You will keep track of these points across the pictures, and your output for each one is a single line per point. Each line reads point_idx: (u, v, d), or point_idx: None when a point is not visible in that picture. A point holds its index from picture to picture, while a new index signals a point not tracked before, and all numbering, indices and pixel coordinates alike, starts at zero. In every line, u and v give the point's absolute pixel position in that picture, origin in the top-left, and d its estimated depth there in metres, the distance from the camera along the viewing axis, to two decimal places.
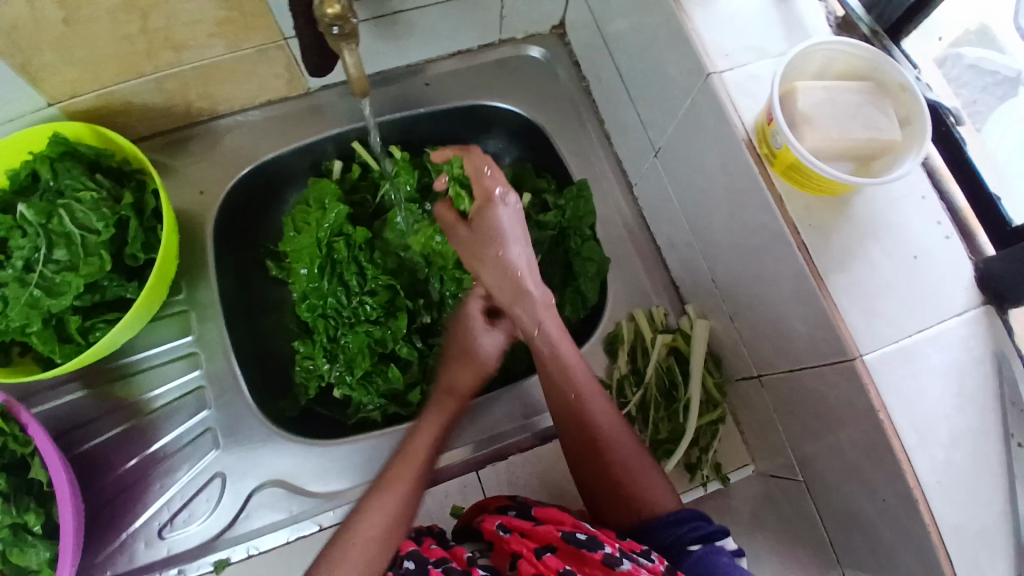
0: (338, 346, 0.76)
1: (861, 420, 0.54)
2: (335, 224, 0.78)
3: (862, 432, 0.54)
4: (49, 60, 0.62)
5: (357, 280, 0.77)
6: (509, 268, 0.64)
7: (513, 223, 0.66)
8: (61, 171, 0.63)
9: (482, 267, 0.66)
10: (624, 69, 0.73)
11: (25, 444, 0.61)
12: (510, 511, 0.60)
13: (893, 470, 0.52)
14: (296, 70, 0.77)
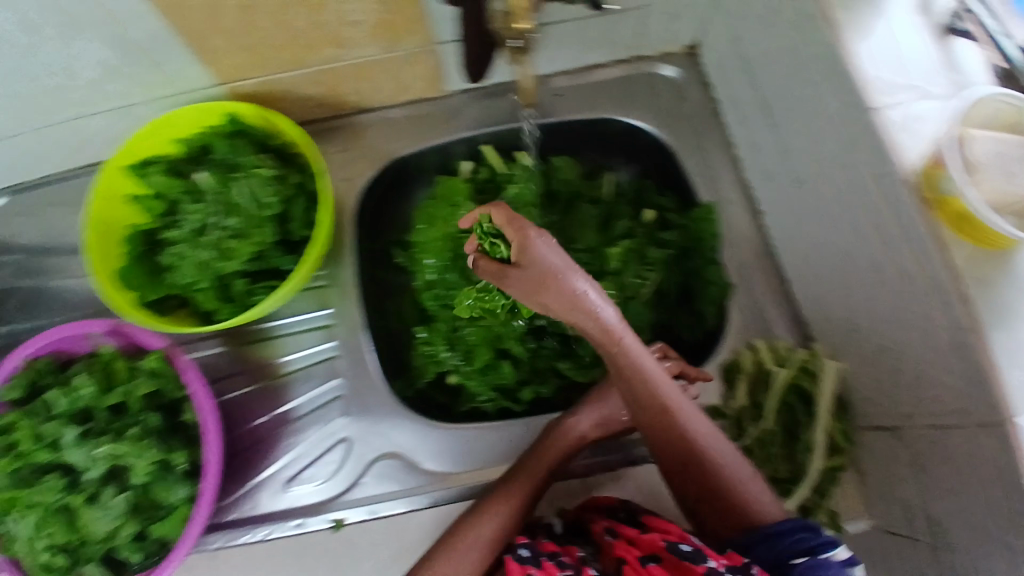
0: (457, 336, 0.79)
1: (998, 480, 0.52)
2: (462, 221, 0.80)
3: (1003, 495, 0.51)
4: (218, 43, 0.65)
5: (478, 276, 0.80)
6: (582, 308, 0.55)
7: (552, 247, 0.56)
8: (237, 148, 0.70)
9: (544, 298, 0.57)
10: (766, 95, 0.71)
11: (183, 388, 0.68)
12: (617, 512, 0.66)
13: None
14: (440, 72, 0.78)
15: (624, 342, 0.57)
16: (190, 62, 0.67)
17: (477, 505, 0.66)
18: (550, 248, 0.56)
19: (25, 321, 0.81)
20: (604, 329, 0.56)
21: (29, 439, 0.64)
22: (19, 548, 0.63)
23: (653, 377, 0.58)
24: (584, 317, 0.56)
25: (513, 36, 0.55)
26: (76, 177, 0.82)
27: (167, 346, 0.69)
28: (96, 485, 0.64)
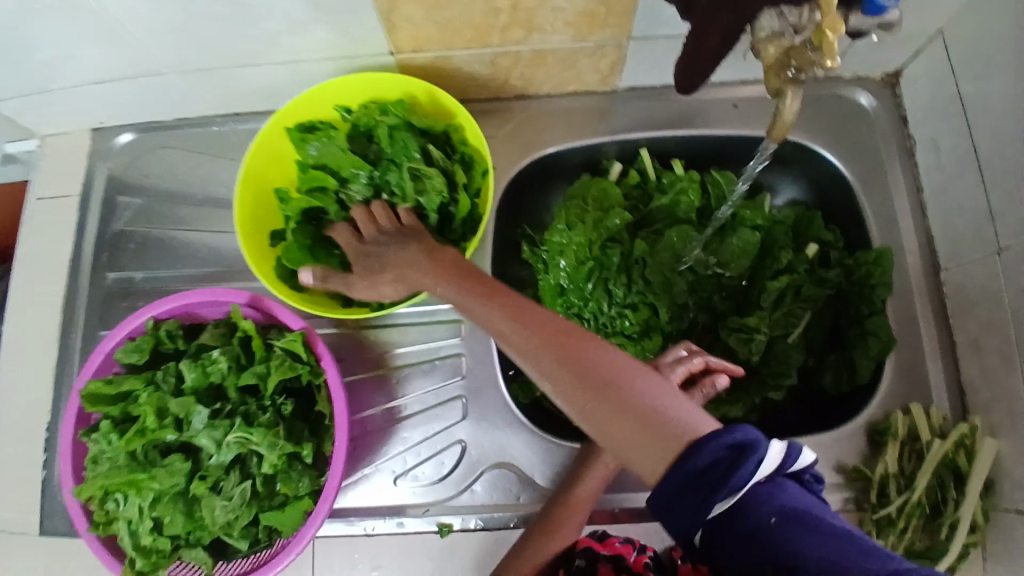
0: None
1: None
2: (611, 228, 0.76)
3: None
4: (413, 13, 0.62)
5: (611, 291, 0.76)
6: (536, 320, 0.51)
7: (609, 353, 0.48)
8: (408, 134, 0.67)
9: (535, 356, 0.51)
10: (983, 148, 0.66)
11: (317, 375, 0.64)
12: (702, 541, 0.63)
13: None
14: (618, 68, 0.75)
15: (587, 344, 0.49)
16: (376, 29, 0.64)
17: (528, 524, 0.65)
18: (590, 349, 0.48)
19: (137, 270, 0.76)
20: (563, 336, 0.49)
21: (154, 415, 0.61)
22: (121, 530, 0.60)
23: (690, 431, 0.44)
24: (568, 335, 0.49)
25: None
26: (213, 126, 0.78)
27: (306, 329, 0.65)
28: (220, 471, 0.61)
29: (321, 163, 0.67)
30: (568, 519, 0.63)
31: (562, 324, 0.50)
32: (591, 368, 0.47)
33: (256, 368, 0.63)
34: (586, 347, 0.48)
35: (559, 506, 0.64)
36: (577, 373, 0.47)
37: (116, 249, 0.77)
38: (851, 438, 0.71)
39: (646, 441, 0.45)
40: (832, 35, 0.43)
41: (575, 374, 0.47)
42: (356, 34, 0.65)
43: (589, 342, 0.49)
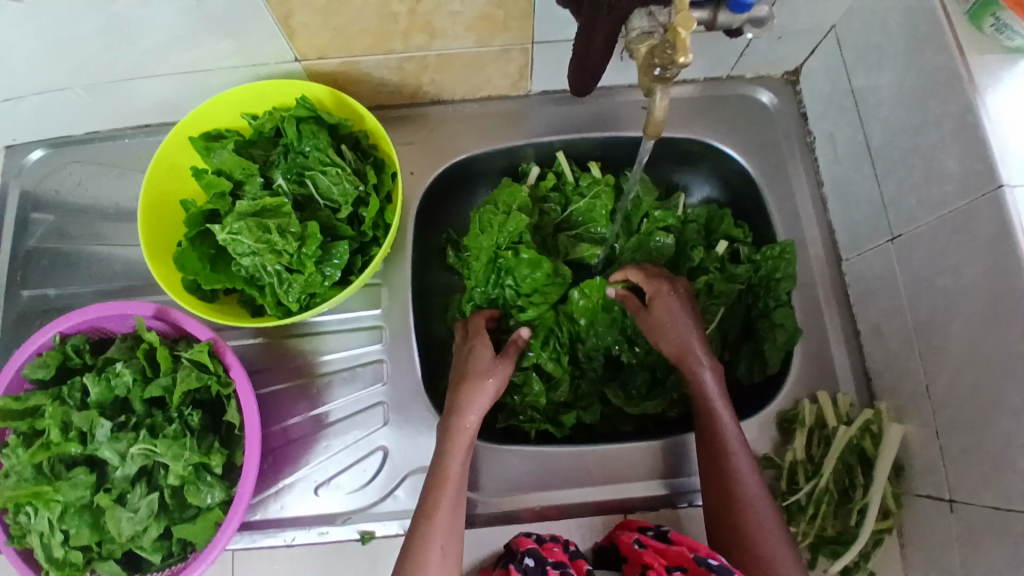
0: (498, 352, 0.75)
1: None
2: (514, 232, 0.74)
3: None
4: (309, 19, 0.63)
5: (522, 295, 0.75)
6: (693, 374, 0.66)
7: (672, 321, 0.67)
8: (307, 135, 0.65)
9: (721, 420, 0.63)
10: (875, 139, 0.69)
11: (226, 385, 0.63)
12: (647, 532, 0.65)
13: None
14: (527, 72, 0.77)
15: (722, 429, 0.63)
16: (274, 36, 0.65)
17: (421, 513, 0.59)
18: (679, 323, 0.67)
19: (48, 287, 0.75)
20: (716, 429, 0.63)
21: (59, 428, 0.59)
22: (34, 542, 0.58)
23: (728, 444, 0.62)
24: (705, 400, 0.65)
25: (662, 65, 0.48)
26: (122, 139, 0.78)
27: (213, 338, 0.64)
28: (126, 483, 0.60)
29: (221, 169, 0.66)
30: (444, 499, 0.59)
31: (716, 395, 0.64)
32: (713, 445, 0.63)
33: (162, 379, 0.62)
34: (721, 435, 0.63)
35: (433, 486, 0.61)
36: (705, 444, 0.64)
37: (27, 269, 0.76)
38: (764, 426, 0.73)
39: (736, 512, 0.60)
40: (686, 32, 0.44)
41: (703, 433, 0.64)
42: (257, 42, 0.66)
43: (730, 433, 0.63)
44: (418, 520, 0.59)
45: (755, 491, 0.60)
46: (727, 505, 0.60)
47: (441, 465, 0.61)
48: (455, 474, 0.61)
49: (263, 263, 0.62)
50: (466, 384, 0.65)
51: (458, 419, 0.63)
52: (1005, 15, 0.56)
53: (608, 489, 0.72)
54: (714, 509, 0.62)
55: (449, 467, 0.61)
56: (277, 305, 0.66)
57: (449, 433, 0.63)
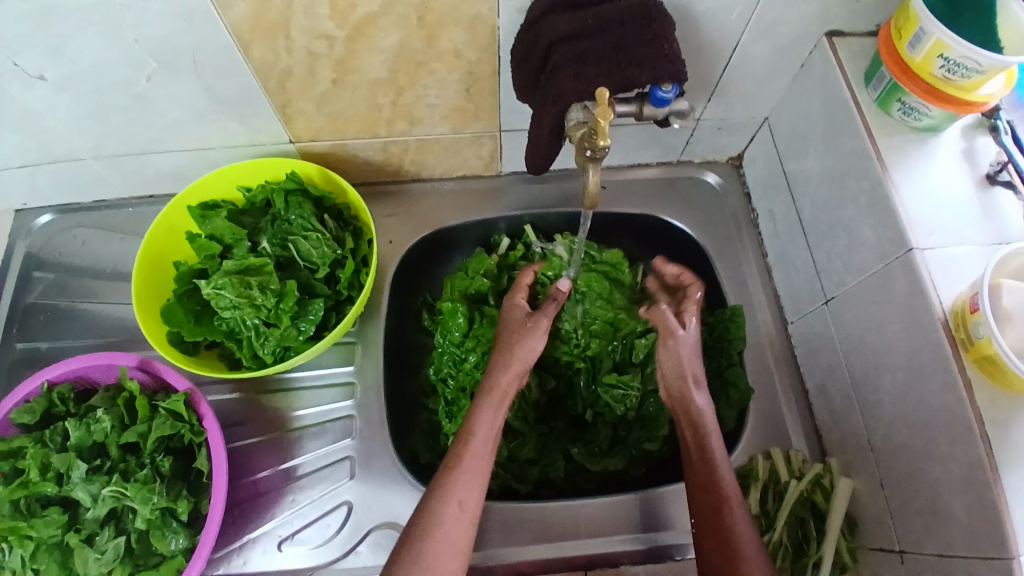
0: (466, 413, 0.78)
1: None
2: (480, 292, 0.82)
3: None
4: (305, 107, 0.72)
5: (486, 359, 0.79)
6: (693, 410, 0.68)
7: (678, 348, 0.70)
8: (293, 205, 0.72)
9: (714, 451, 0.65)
10: (806, 214, 0.77)
11: (198, 434, 0.66)
12: None
13: None
14: (498, 155, 0.85)
15: (718, 469, 0.64)
16: (273, 120, 0.74)
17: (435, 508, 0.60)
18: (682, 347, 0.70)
19: (42, 341, 0.82)
20: (710, 467, 0.65)
21: (38, 468, 0.62)
22: None
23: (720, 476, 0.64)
24: (701, 439, 0.66)
25: (591, 148, 0.57)
26: (130, 208, 0.88)
27: (191, 389, 0.68)
28: (95, 525, 0.62)
29: (213, 234, 0.72)
30: (441, 527, 0.59)
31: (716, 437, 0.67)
32: (708, 483, 0.64)
33: (139, 426, 0.65)
34: (717, 473, 0.64)
35: (427, 517, 0.60)
36: (697, 482, 0.65)
37: (25, 323, 0.83)
38: None
39: (729, 545, 0.59)
40: (604, 122, 0.54)
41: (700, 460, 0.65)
42: (256, 125, 0.75)
43: (725, 474, 0.64)
44: (404, 547, 0.58)
45: (748, 531, 0.60)
46: (718, 541, 0.60)
47: (441, 497, 0.61)
48: (456, 504, 0.60)
49: (242, 316, 0.67)
50: (486, 398, 0.67)
51: (467, 448, 0.63)
52: (910, 100, 0.63)
53: (567, 546, 0.73)
54: (705, 545, 0.61)
55: (451, 493, 0.61)
56: (253, 357, 0.70)
57: (454, 465, 0.63)
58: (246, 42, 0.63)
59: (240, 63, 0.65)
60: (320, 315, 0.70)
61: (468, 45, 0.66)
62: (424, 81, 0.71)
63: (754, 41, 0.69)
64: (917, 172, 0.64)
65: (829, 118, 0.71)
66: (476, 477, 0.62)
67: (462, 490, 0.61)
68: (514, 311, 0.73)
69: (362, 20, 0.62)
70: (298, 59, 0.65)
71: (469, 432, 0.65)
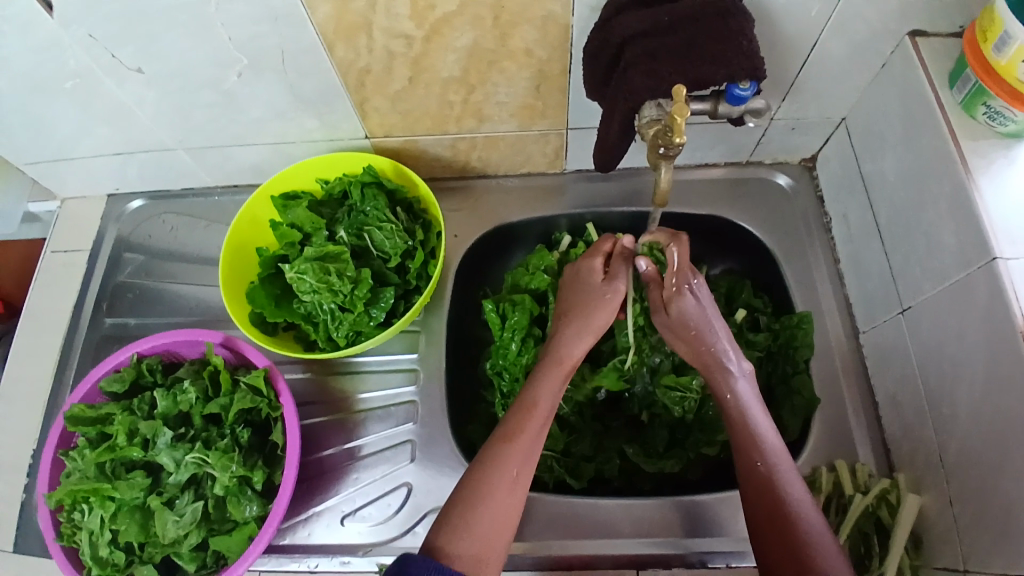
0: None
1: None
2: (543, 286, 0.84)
3: None
4: (381, 104, 0.76)
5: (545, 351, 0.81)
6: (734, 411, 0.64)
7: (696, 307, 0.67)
8: (369, 197, 0.75)
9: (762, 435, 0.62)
10: (883, 219, 0.74)
11: (275, 409, 0.70)
12: None
13: None
14: (563, 153, 0.87)
15: (780, 474, 0.60)
16: (350, 115, 0.78)
17: (481, 483, 0.60)
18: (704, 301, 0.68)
19: (129, 317, 0.89)
20: (770, 474, 0.60)
21: (125, 434, 0.69)
22: (83, 537, 0.67)
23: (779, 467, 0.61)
24: (752, 438, 0.62)
25: (665, 145, 0.58)
26: (213, 196, 0.94)
27: (269, 367, 0.72)
28: (176, 488, 0.68)
29: (293, 222, 0.76)
30: (491, 499, 0.59)
31: (772, 439, 0.62)
32: (769, 490, 0.60)
33: (221, 399, 0.70)
34: (782, 482, 0.60)
35: (474, 486, 0.60)
36: (757, 490, 0.60)
37: (113, 301, 0.90)
38: None
39: (808, 559, 0.56)
40: (681, 119, 0.54)
41: (741, 442, 0.63)
42: (335, 120, 0.79)
43: (790, 481, 0.60)
44: (452, 516, 0.59)
45: (829, 543, 0.57)
46: (792, 555, 0.56)
47: (491, 468, 0.61)
48: (509, 479, 0.61)
49: (321, 300, 0.70)
50: (552, 369, 0.67)
51: (528, 420, 0.64)
52: (996, 104, 0.61)
53: (618, 543, 0.74)
54: (770, 555, 0.58)
55: (502, 466, 0.61)
56: (327, 339, 0.74)
57: (509, 440, 0.63)
58: (329, 42, 0.66)
59: (323, 60, 0.69)
60: (390, 303, 0.72)
61: (539, 45, 0.68)
62: (495, 79, 0.73)
63: (831, 41, 0.68)
64: (1001, 177, 0.62)
65: (909, 121, 0.69)
66: (531, 452, 0.63)
67: (515, 463, 0.61)
68: (595, 282, 0.72)
69: (438, 21, 0.64)
70: (377, 58, 0.69)
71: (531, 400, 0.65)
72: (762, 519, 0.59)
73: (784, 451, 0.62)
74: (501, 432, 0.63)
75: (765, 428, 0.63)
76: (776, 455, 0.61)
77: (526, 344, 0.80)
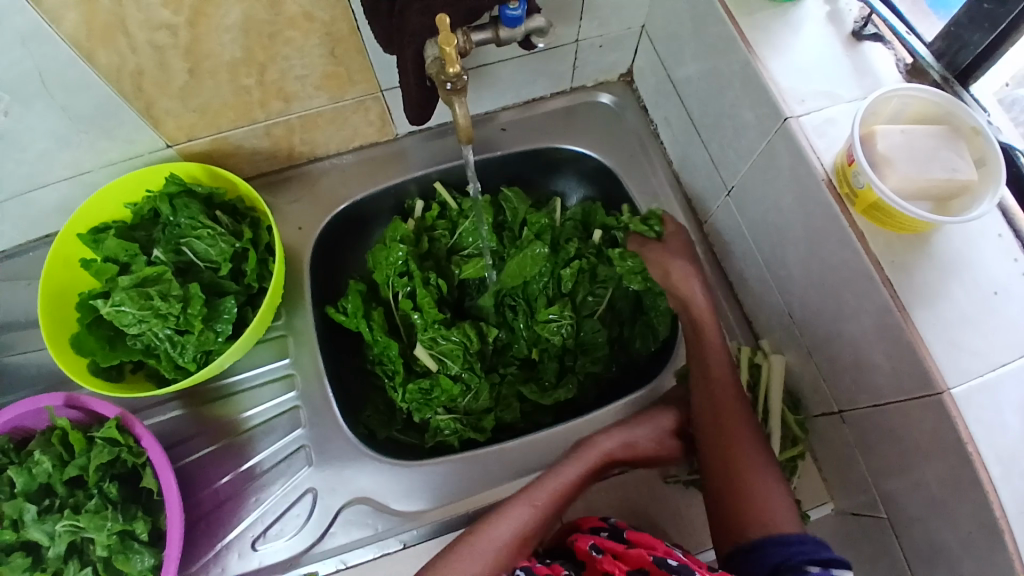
0: (404, 375, 0.81)
1: (943, 450, 0.54)
2: (400, 262, 0.82)
3: (949, 464, 0.54)
4: (171, 105, 0.70)
5: (429, 322, 0.80)
6: (706, 318, 0.74)
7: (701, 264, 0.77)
8: (179, 207, 0.69)
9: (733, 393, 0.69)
10: (695, 111, 0.77)
11: (139, 455, 0.66)
12: (603, 532, 0.65)
13: (978, 501, 0.52)
14: (388, 118, 0.84)
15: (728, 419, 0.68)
16: (142, 126, 0.72)
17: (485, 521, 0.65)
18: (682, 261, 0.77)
19: None
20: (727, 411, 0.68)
21: None
22: None
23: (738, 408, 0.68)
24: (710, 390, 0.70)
25: (448, 79, 0.57)
26: (30, 253, 0.85)
27: (121, 413, 0.67)
28: (59, 561, 0.63)
29: (107, 255, 0.69)
30: (487, 534, 0.63)
31: (726, 380, 0.70)
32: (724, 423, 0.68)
33: (78, 460, 0.65)
34: (737, 420, 0.68)
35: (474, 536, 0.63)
36: (713, 423, 0.68)
37: None
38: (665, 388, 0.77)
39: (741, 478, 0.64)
40: (450, 48, 0.53)
41: (707, 379, 0.70)
42: (128, 137, 0.72)
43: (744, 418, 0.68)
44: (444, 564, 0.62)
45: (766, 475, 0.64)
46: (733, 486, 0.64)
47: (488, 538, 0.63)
48: (505, 548, 0.63)
49: (151, 329, 0.64)
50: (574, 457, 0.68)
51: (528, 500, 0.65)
52: None
53: (529, 482, 0.74)
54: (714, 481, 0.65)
55: (507, 509, 0.65)
56: (176, 368, 0.69)
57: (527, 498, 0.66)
58: (88, 51, 0.60)
59: (88, 74, 0.63)
60: (234, 313, 0.68)
61: (315, 6, 0.64)
62: (284, 52, 0.69)
63: None
64: (782, 42, 0.64)
65: (693, 6, 0.70)
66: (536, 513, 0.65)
67: (518, 531, 0.64)
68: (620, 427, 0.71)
69: (196, 2, 0.59)
70: (144, 56, 0.63)
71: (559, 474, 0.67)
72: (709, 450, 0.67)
73: (734, 385, 0.69)
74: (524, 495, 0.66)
75: (720, 369, 0.70)
76: (738, 400, 0.69)
77: (373, 321, 0.81)
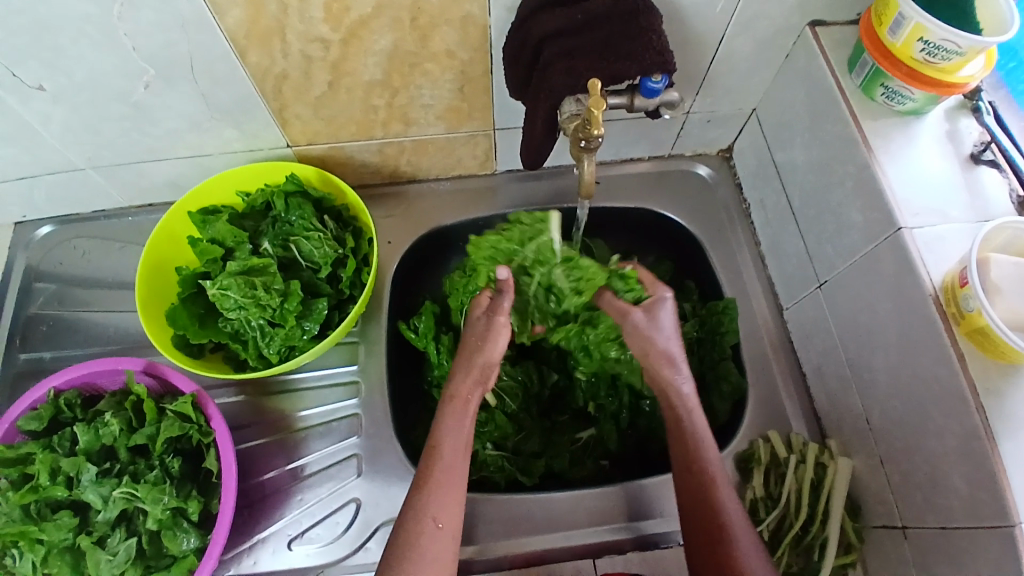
0: None
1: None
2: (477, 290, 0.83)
3: None
4: (301, 111, 0.74)
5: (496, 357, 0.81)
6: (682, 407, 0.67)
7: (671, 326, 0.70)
8: (294, 206, 0.73)
9: (721, 490, 0.63)
10: (796, 201, 0.78)
11: (206, 435, 0.67)
12: None
13: None
14: (493, 154, 0.87)
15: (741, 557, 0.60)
16: (270, 125, 0.75)
17: (410, 500, 0.62)
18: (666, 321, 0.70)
19: (44, 350, 0.83)
20: (713, 509, 0.62)
21: (47, 473, 0.63)
22: None
23: (727, 509, 0.62)
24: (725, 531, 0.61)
25: (585, 138, 0.60)
26: (128, 217, 0.88)
27: (197, 391, 0.69)
28: (107, 527, 0.63)
29: (215, 238, 0.72)
30: (440, 470, 0.62)
31: (738, 522, 0.62)
32: (712, 515, 0.62)
33: (147, 429, 0.66)
34: (722, 514, 0.62)
35: (410, 521, 0.60)
36: (701, 517, 0.63)
37: (27, 333, 0.83)
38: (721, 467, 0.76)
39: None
40: (598, 111, 0.57)
41: (687, 467, 0.65)
42: (254, 131, 0.76)
43: (733, 514, 0.62)
44: (396, 548, 0.59)
45: None
46: None
47: (416, 516, 0.60)
48: (433, 525, 0.60)
49: (248, 316, 0.68)
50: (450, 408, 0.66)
51: (436, 461, 0.63)
52: (893, 84, 0.65)
53: (568, 536, 0.74)
54: None
55: (440, 437, 0.64)
56: (259, 357, 0.71)
57: (425, 483, 0.62)
58: (242, 48, 0.64)
59: (237, 69, 0.67)
60: (324, 315, 0.71)
61: (460, 45, 0.68)
62: (418, 82, 0.72)
63: (738, 33, 0.71)
64: (900, 152, 0.66)
65: (815, 104, 0.72)
66: (449, 489, 0.62)
67: (435, 507, 0.61)
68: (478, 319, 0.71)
69: (356, 24, 0.63)
70: (294, 64, 0.67)
71: (436, 440, 0.64)
72: (701, 546, 0.62)
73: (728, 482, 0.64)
74: (417, 476, 0.63)
75: (731, 510, 0.62)
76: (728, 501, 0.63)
77: (441, 344, 0.82)
